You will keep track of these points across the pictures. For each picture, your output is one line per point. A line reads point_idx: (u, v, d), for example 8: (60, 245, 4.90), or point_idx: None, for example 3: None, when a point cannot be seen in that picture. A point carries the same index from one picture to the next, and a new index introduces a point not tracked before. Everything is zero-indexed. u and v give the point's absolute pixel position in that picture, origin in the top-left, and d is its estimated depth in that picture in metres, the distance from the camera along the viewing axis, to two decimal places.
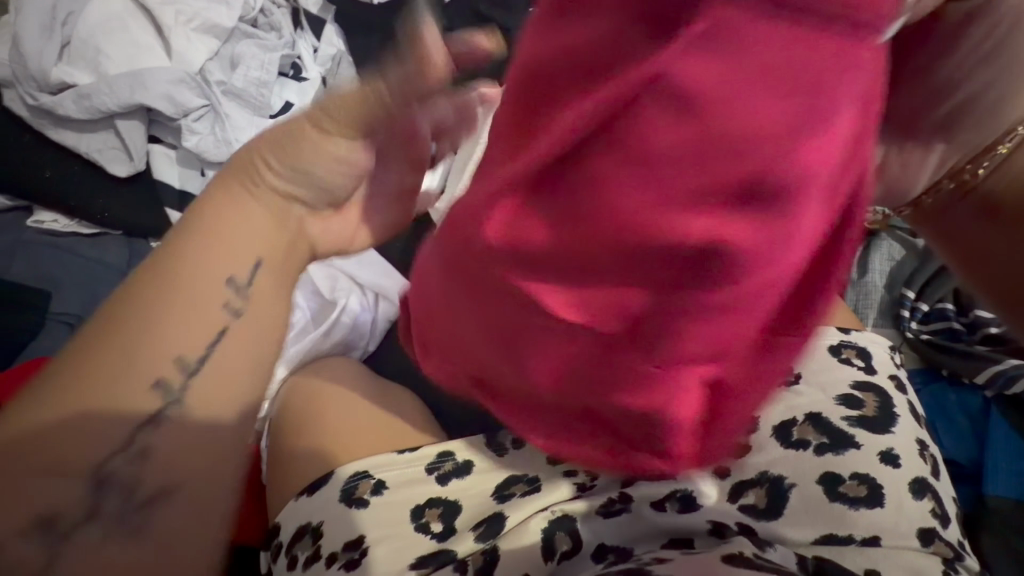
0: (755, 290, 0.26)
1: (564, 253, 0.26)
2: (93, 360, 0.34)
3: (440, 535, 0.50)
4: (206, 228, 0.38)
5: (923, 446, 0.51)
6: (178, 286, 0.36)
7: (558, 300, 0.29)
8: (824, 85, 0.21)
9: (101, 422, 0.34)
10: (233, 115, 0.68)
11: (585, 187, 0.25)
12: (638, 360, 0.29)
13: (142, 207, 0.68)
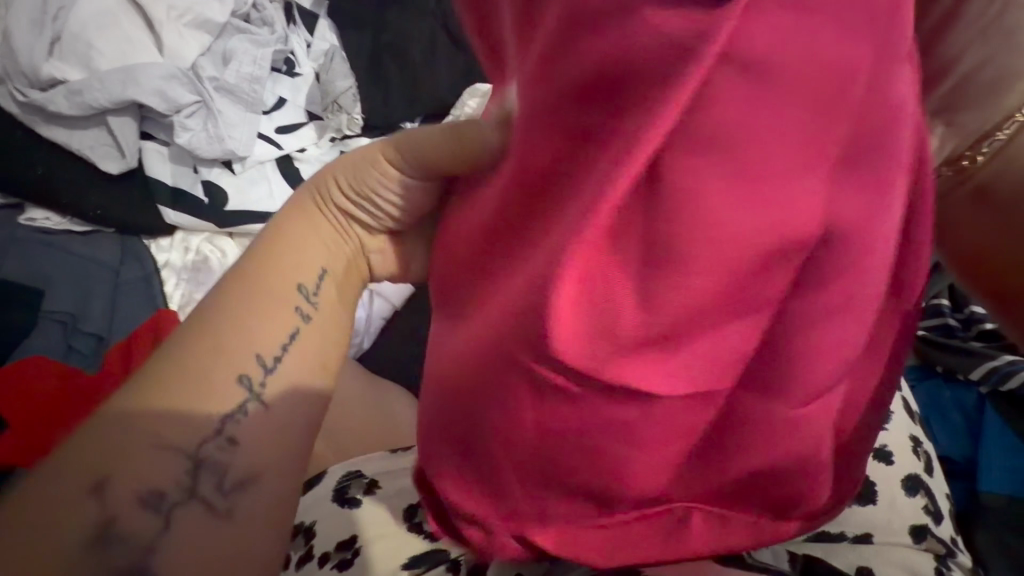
0: (872, 274, 0.25)
1: (673, 291, 0.23)
2: (164, 381, 0.33)
3: (431, 535, 0.49)
4: (276, 250, 0.38)
5: (916, 443, 0.51)
6: (253, 301, 0.36)
7: (665, 355, 0.25)
8: (877, 76, 0.21)
9: (178, 440, 0.32)
10: (226, 111, 0.68)
11: (689, 202, 0.22)
12: (751, 385, 0.27)
13: (136, 205, 0.68)
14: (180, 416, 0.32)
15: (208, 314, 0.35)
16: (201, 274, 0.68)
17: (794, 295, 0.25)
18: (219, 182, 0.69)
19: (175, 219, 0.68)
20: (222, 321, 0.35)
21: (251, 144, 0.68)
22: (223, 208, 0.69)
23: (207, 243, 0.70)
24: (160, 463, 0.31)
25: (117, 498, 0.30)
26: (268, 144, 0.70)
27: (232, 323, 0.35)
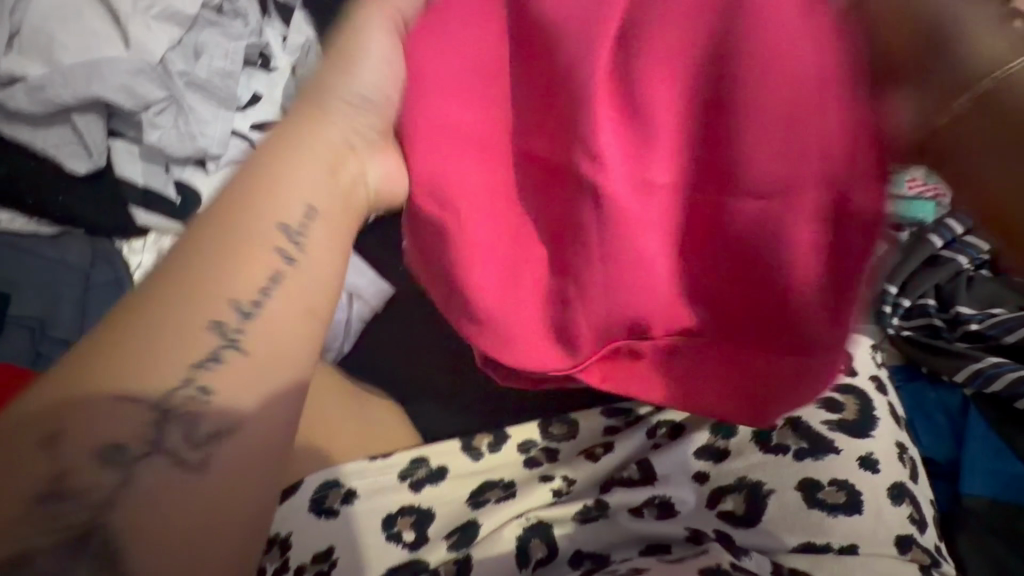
0: (796, 98, 0.38)
1: (647, 122, 0.42)
2: (148, 307, 0.33)
3: (411, 544, 0.50)
4: (258, 182, 0.40)
5: (902, 450, 0.51)
6: (236, 228, 0.37)
7: (658, 169, 0.43)
8: None
9: (156, 363, 0.32)
10: (197, 108, 0.65)
11: (630, 61, 0.41)
12: (723, 197, 0.42)
13: (106, 206, 0.66)
14: (157, 350, 0.32)
15: (184, 258, 0.35)
16: None
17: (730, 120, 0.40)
18: (193, 182, 0.67)
19: (147, 220, 0.66)
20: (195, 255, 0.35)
21: (225, 143, 0.66)
22: (197, 209, 0.67)
23: None
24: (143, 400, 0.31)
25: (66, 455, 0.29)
26: (243, 142, 0.68)
27: (217, 250, 0.36)
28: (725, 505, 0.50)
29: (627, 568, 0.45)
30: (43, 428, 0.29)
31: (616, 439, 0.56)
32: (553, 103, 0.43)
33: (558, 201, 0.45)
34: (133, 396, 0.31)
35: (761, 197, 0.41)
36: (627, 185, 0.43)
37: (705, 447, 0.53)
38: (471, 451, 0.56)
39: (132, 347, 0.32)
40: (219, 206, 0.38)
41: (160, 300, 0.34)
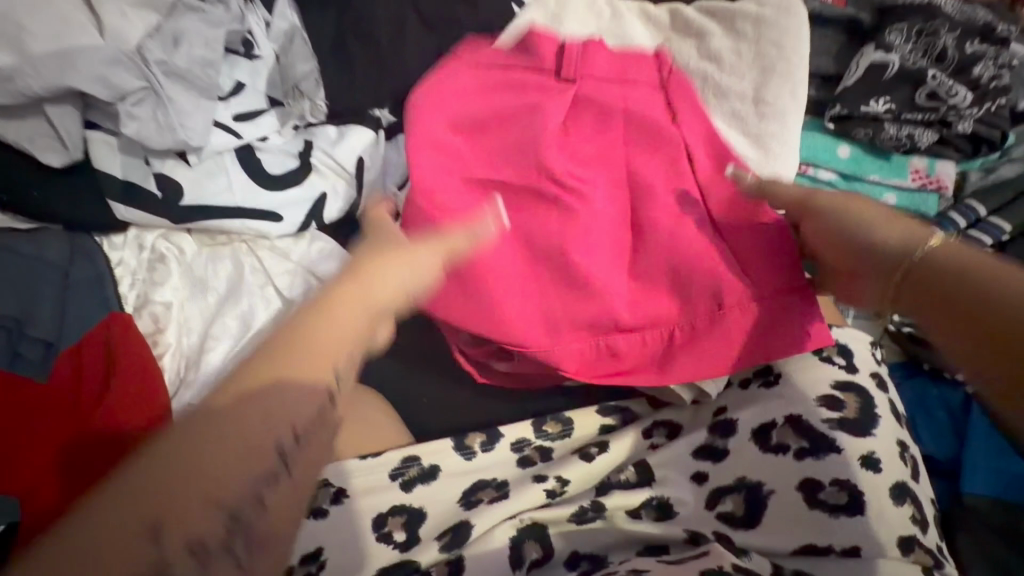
0: (675, 152, 0.58)
1: (585, 158, 0.58)
2: (222, 420, 0.33)
3: (402, 544, 0.49)
4: (330, 298, 0.40)
5: (903, 448, 0.50)
6: (300, 349, 0.37)
7: (595, 187, 0.57)
8: (627, 73, 0.60)
9: (219, 485, 0.31)
10: (177, 98, 0.62)
11: (573, 119, 0.60)
12: (648, 211, 0.56)
13: (86, 200, 0.63)
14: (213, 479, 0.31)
15: (268, 357, 0.36)
16: (156, 273, 0.65)
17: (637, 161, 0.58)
18: (174, 174, 0.65)
19: (127, 215, 0.64)
20: (272, 358, 0.36)
21: (206, 134, 0.63)
22: (179, 203, 0.65)
23: (163, 240, 0.67)
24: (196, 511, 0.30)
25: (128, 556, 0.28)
26: (225, 133, 0.66)
27: (282, 403, 0.35)
28: (724, 506, 0.50)
29: (626, 569, 0.44)
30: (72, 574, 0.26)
31: (611, 439, 0.56)
32: (512, 127, 0.58)
33: (526, 197, 0.56)
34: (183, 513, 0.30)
35: (678, 198, 0.56)
36: (576, 186, 0.56)
37: (704, 447, 0.53)
38: (464, 451, 0.54)
39: (191, 476, 0.30)
40: (326, 325, 0.38)
41: (246, 408, 0.34)
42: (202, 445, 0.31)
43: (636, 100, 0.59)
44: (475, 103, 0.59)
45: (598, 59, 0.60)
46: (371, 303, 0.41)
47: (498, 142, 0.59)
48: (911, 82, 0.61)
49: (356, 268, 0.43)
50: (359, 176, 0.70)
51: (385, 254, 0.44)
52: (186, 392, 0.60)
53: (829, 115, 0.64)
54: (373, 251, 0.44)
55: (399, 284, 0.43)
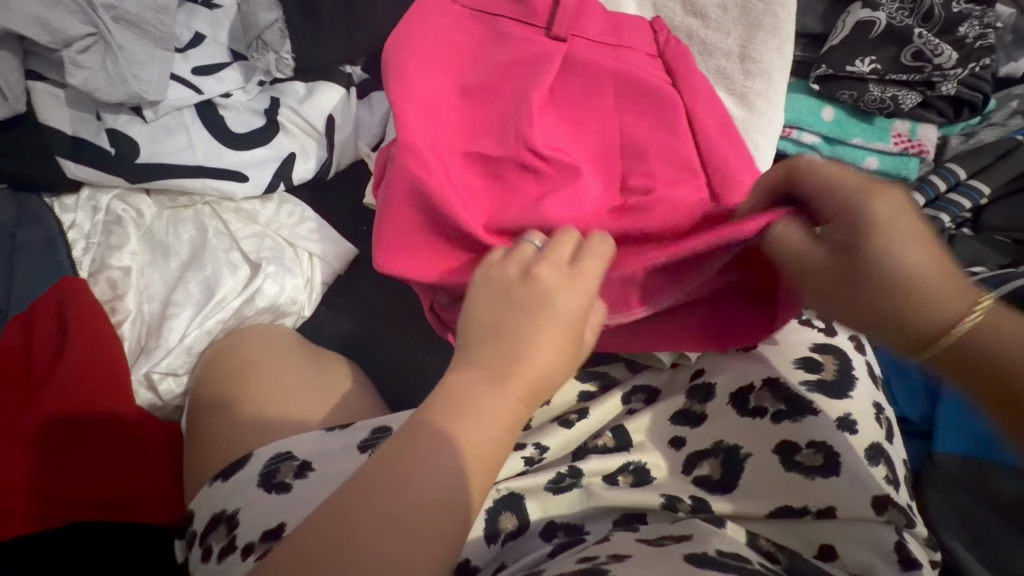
0: (669, 111, 0.55)
1: (570, 118, 0.55)
2: (457, 428, 0.37)
3: None
4: (524, 329, 0.40)
5: (879, 410, 0.49)
6: (506, 379, 0.39)
7: (578, 147, 0.54)
8: (620, 35, 0.58)
9: (446, 508, 0.35)
10: (128, 47, 0.58)
11: (564, 78, 0.56)
12: (636, 175, 0.53)
13: (32, 159, 0.59)
14: (416, 533, 0.34)
15: (476, 382, 0.39)
16: (113, 237, 0.61)
17: (628, 120, 0.55)
18: (128, 131, 0.60)
19: (78, 173, 0.60)
20: (462, 400, 0.38)
21: (163, 87, 0.59)
22: (135, 161, 0.60)
23: (118, 201, 0.63)
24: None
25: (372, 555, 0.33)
26: (184, 87, 0.62)
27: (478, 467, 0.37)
28: (701, 470, 0.49)
29: (607, 552, 0.42)
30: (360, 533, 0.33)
31: (591, 405, 0.55)
32: (499, 85, 0.55)
33: (506, 157, 0.53)
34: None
35: (668, 161, 0.53)
36: (556, 147, 0.53)
37: (681, 412, 0.52)
38: None
39: (427, 473, 0.35)
40: (495, 399, 0.39)
41: (450, 469, 0.36)
42: (434, 452, 0.36)
43: (627, 62, 0.57)
44: (457, 55, 0.57)
45: (591, 20, 0.58)
46: (517, 416, 0.39)
47: (478, 100, 0.55)
48: (896, 40, 0.60)
49: (528, 315, 0.41)
50: (329, 135, 0.67)
51: (552, 305, 0.41)
52: (146, 358, 0.57)
53: (814, 75, 0.63)
54: (533, 302, 0.41)
55: (548, 365, 0.40)
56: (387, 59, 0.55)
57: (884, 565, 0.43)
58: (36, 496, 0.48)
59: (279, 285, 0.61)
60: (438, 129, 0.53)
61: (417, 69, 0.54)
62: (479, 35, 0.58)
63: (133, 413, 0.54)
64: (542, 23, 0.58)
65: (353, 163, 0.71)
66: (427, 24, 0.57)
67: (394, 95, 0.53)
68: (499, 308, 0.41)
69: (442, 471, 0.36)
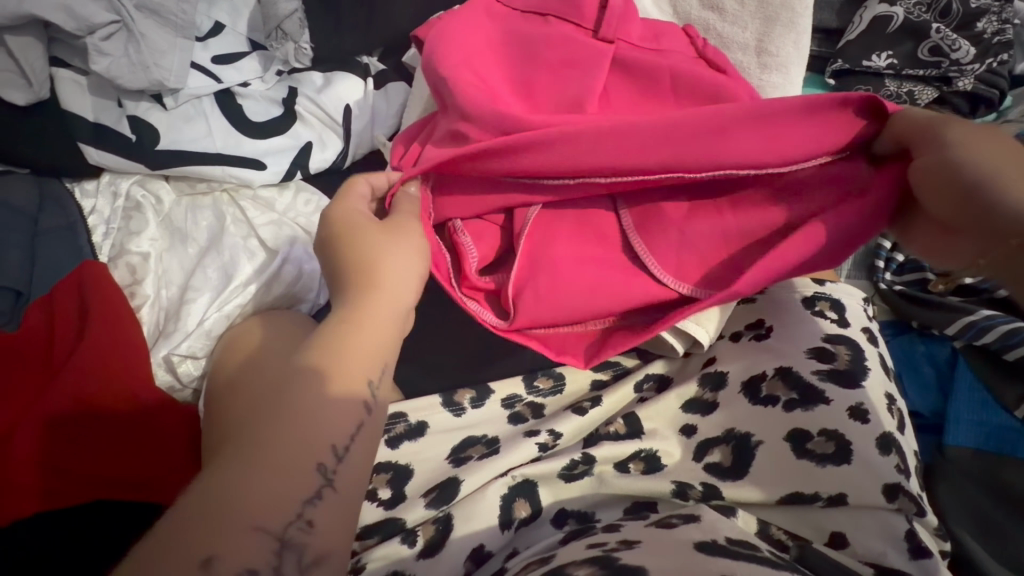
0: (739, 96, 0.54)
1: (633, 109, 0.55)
2: (334, 345, 0.41)
3: (387, 502, 0.47)
4: (363, 260, 0.46)
5: (891, 401, 0.50)
6: (356, 302, 0.44)
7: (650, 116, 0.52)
8: (664, 37, 0.59)
9: (324, 411, 0.37)
10: (150, 34, 0.58)
11: (616, 76, 0.56)
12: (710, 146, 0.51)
13: (55, 144, 0.60)
14: (288, 460, 0.35)
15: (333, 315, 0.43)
16: (132, 222, 0.62)
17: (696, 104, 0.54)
18: (149, 117, 0.61)
19: (99, 158, 0.61)
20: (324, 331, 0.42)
21: (184, 75, 0.60)
22: (155, 147, 0.61)
23: (138, 187, 0.64)
24: (268, 505, 0.33)
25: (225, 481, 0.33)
26: (204, 75, 0.63)
27: (342, 381, 0.39)
28: (712, 457, 0.50)
29: (617, 538, 0.43)
30: (221, 470, 0.34)
31: (604, 393, 0.55)
32: (556, 78, 0.55)
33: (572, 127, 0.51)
34: (262, 509, 0.33)
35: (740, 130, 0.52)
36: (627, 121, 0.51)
37: (692, 401, 0.53)
38: (452, 408, 0.53)
39: (287, 394, 0.38)
40: (353, 315, 0.43)
41: (306, 393, 0.38)
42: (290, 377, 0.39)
43: (678, 61, 0.56)
44: (500, 50, 0.57)
45: (634, 25, 0.58)
46: (370, 326, 0.43)
47: (533, 89, 0.55)
48: (913, 35, 0.61)
49: (359, 266, 0.46)
50: (345, 125, 0.67)
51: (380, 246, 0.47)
52: (165, 342, 0.58)
53: (829, 70, 0.64)
54: (359, 246, 0.47)
55: (396, 278, 0.46)
56: (441, 64, 0.53)
57: (895, 553, 0.43)
58: (46, 472, 0.48)
59: (296, 271, 0.62)
60: (494, 106, 0.52)
61: (464, 60, 0.54)
62: (526, 39, 0.57)
63: (153, 398, 0.54)
64: (588, 25, 0.58)
65: (369, 153, 0.71)
66: (471, 17, 0.57)
67: (461, 99, 0.52)
68: (334, 273, 0.47)
69: (294, 394, 0.37)
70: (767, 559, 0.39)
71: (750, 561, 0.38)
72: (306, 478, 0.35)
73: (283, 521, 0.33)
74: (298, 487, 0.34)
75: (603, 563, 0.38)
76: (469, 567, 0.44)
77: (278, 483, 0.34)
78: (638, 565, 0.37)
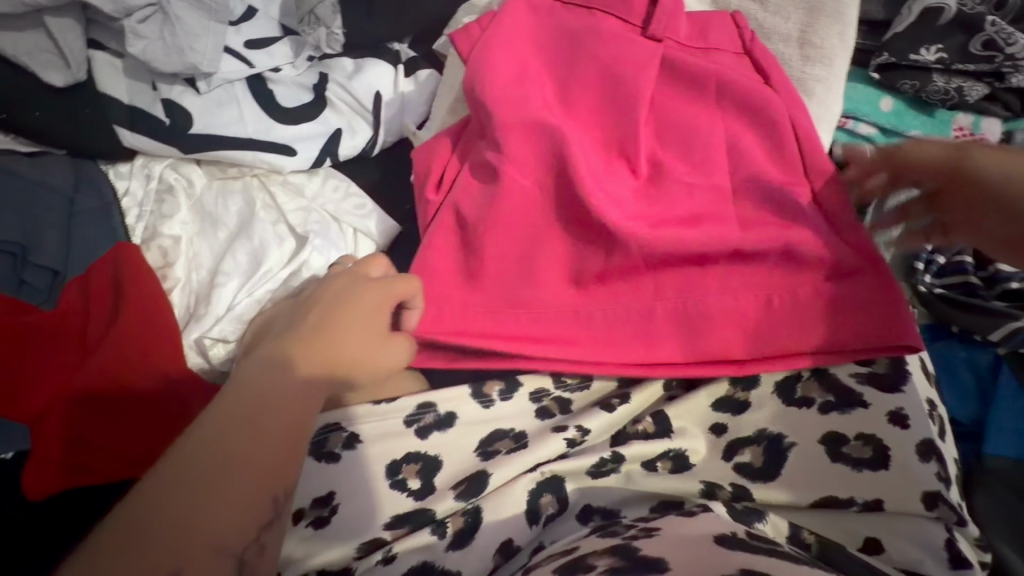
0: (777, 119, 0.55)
1: (679, 115, 0.56)
2: (285, 378, 0.41)
3: (417, 492, 0.47)
4: (336, 299, 0.48)
5: (933, 407, 0.48)
6: (313, 341, 0.45)
7: (681, 128, 0.55)
8: (709, 32, 0.58)
9: (282, 451, 0.38)
10: (186, 18, 0.59)
11: (661, 77, 0.57)
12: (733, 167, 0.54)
13: (91, 126, 0.61)
14: (252, 487, 0.36)
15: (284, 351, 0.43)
16: (164, 206, 0.62)
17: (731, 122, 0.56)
18: (182, 101, 0.61)
19: (133, 141, 0.61)
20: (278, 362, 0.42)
21: (217, 59, 0.60)
22: (188, 131, 0.61)
23: (171, 170, 0.64)
24: (227, 528, 0.34)
25: (165, 518, 0.33)
26: (236, 60, 0.63)
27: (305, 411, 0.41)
28: (742, 457, 0.49)
29: (638, 526, 0.43)
30: (164, 505, 0.33)
31: (632, 389, 0.54)
32: (599, 75, 0.55)
33: (613, 133, 0.55)
34: (220, 531, 0.34)
35: (771, 159, 0.55)
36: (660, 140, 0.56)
37: (724, 400, 0.52)
38: (481, 399, 0.52)
39: (239, 423, 0.37)
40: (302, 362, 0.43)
41: (253, 432, 0.37)
42: (244, 406, 0.38)
43: (721, 64, 0.57)
44: (541, 42, 0.57)
45: (681, 22, 0.58)
46: (331, 357, 0.45)
47: (575, 85, 0.55)
48: (966, 28, 0.59)
49: (333, 306, 0.47)
50: (375, 113, 0.67)
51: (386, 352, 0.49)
52: (195, 325, 0.58)
53: (873, 64, 0.62)
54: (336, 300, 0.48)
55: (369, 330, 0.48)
56: (485, 58, 0.54)
57: (933, 562, 0.42)
58: (71, 448, 0.50)
59: (324, 258, 0.62)
60: (530, 107, 0.54)
61: (506, 54, 0.55)
62: (569, 29, 0.57)
63: (185, 379, 0.54)
64: (636, 20, 0.57)
65: (398, 141, 0.70)
66: (514, 8, 0.57)
67: (504, 97, 0.53)
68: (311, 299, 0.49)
69: (241, 428, 0.37)
70: (788, 554, 0.38)
71: (771, 556, 0.37)
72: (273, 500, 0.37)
73: (241, 546, 0.35)
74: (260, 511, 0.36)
75: (622, 552, 0.37)
76: (497, 561, 0.44)
77: (230, 513, 0.34)
78: (658, 556, 0.36)
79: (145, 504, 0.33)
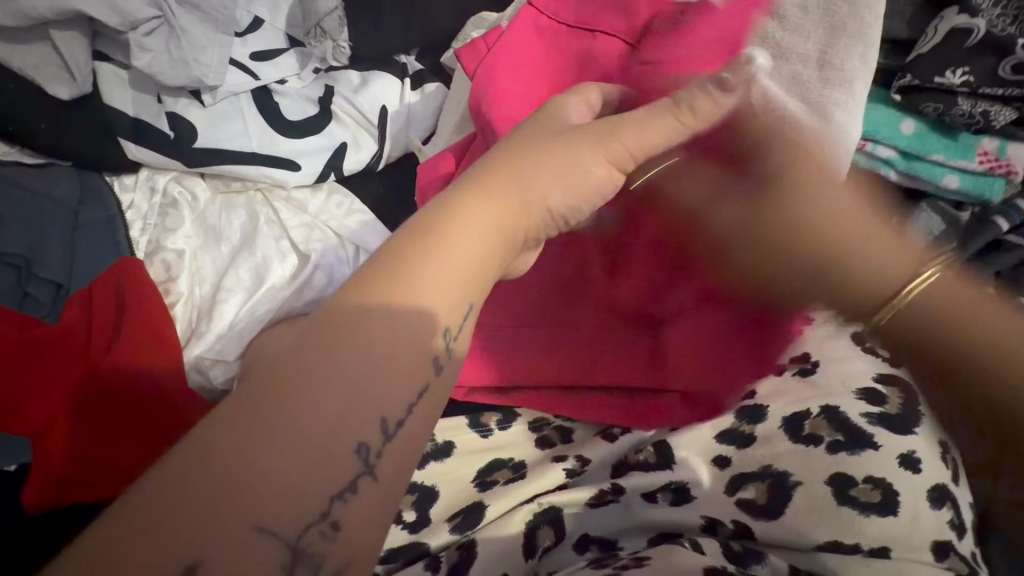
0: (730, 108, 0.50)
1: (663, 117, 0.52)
2: (400, 283, 0.34)
3: (411, 525, 0.48)
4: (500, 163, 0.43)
5: (946, 449, 0.47)
6: (450, 237, 0.37)
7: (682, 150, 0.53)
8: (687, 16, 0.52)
9: (375, 393, 0.31)
10: (191, 30, 0.58)
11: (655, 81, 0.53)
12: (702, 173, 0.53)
13: (97, 139, 0.61)
14: (316, 454, 0.28)
15: (410, 250, 0.36)
16: (168, 219, 0.62)
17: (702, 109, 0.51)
18: (187, 114, 0.61)
19: (138, 155, 0.62)
20: (401, 268, 0.35)
21: (223, 72, 0.59)
22: (192, 145, 0.61)
23: (176, 184, 0.64)
24: (297, 487, 0.28)
25: (213, 479, 0.26)
26: (243, 72, 0.62)
27: (386, 358, 0.32)
28: (746, 493, 0.47)
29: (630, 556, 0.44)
30: (219, 458, 0.27)
31: (635, 420, 0.54)
32: None
33: None
34: (286, 496, 0.27)
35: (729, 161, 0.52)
36: None
37: (728, 432, 0.51)
38: (479, 429, 0.54)
39: (325, 355, 0.31)
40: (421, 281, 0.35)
41: (340, 369, 0.31)
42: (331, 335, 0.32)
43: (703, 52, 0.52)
44: (547, 70, 0.55)
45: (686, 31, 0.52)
46: (458, 265, 0.37)
47: None
48: (996, 50, 0.56)
49: (484, 178, 0.42)
50: (381, 127, 0.66)
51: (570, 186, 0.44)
52: (197, 341, 0.58)
53: (895, 86, 0.59)
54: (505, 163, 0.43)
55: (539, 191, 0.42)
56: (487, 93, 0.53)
57: None
58: (70, 461, 0.50)
59: (327, 275, 0.61)
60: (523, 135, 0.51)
61: (509, 86, 0.53)
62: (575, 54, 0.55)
63: (184, 395, 0.54)
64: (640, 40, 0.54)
65: (403, 156, 0.69)
66: (516, 37, 0.56)
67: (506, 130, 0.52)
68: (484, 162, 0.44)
69: (325, 363, 0.30)
70: None
71: None
72: (340, 471, 0.29)
73: (302, 518, 0.27)
74: (319, 484, 0.28)
75: None
76: None
77: (304, 470, 0.28)
78: None
79: (194, 458, 0.27)
